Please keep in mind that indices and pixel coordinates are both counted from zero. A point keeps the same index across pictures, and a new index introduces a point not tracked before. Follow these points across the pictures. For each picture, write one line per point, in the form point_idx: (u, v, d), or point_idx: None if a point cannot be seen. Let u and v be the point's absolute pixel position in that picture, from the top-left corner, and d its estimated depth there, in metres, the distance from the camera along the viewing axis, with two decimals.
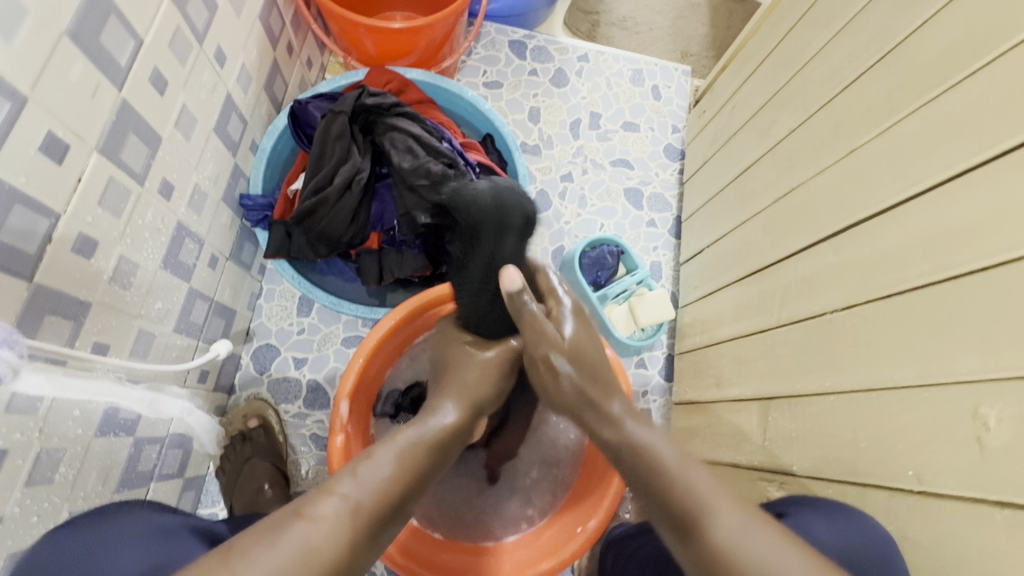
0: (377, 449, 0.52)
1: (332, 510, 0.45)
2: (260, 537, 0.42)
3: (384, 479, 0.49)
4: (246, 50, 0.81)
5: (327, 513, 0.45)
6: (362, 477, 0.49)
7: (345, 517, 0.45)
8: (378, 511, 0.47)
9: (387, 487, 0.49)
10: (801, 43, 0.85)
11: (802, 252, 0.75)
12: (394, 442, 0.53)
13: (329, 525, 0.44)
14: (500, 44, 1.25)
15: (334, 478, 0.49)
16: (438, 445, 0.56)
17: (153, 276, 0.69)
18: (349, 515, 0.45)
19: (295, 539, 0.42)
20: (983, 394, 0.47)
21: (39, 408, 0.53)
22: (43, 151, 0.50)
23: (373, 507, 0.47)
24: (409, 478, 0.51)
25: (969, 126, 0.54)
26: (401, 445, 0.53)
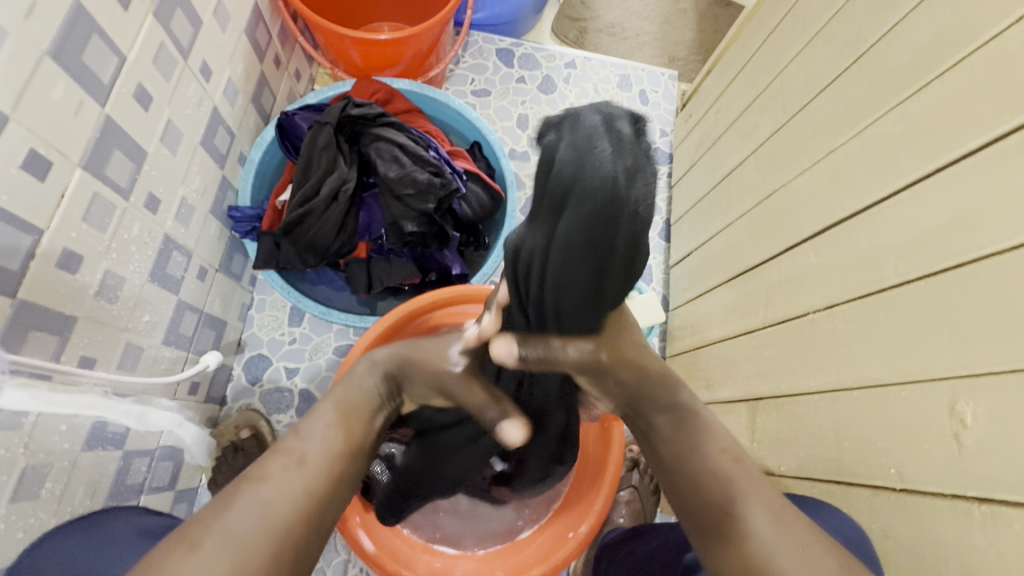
0: (321, 407, 0.58)
1: (282, 466, 0.50)
2: (214, 509, 0.46)
3: (321, 437, 0.54)
4: (232, 64, 0.82)
5: (275, 469, 0.50)
6: (305, 433, 0.54)
7: (297, 470, 0.50)
8: (325, 456, 0.53)
9: (329, 439, 0.54)
10: (780, 46, 0.87)
11: (785, 253, 0.75)
12: (332, 399, 0.59)
13: (283, 480, 0.49)
14: (488, 52, 1.26)
15: (281, 441, 0.53)
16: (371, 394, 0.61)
17: (140, 289, 0.69)
18: (299, 468, 0.50)
19: (246, 499, 0.47)
20: (959, 391, 0.47)
21: (24, 424, 0.54)
22: (24, 169, 0.50)
23: (320, 459, 0.52)
24: (350, 428, 0.56)
25: (938, 127, 0.55)
26: (339, 401, 0.59)
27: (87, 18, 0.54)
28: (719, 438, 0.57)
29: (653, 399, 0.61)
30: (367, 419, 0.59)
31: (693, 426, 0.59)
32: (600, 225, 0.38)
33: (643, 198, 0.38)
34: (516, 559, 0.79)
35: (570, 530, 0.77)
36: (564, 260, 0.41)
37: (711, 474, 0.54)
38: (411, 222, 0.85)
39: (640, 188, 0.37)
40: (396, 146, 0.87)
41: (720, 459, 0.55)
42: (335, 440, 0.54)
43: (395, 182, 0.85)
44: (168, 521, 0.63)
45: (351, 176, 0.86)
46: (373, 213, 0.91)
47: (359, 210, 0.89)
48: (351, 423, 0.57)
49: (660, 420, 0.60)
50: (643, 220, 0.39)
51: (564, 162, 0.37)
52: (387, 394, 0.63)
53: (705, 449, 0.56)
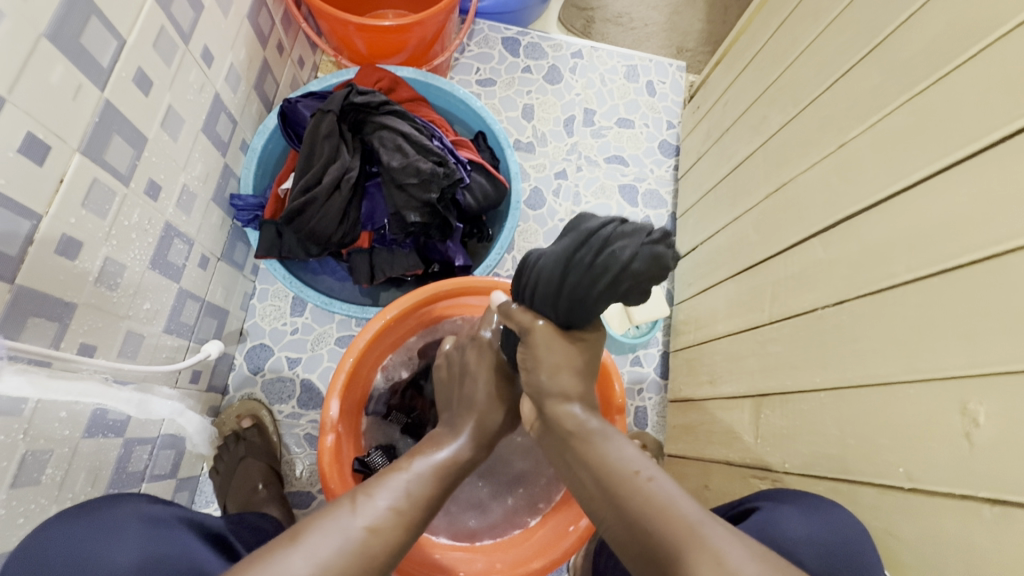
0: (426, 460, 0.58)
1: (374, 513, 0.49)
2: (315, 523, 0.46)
3: (412, 497, 0.52)
4: (233, 50, 0.81)
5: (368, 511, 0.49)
6: (392, 485, 0.53)
7: (399, 522, 0.50)
8: (421, 517, 0.52)
9: (418, 503, 0.52)
10: (792, 37, 0.85)
11: (792, 247, 0.74)
12: (435, 458, 0.59)
13: (384, 528, 0.48)
14: (493, 41, 1.25)
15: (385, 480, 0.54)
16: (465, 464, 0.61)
17: (141, 277, 0.69)
18: (399, 523, 0.50)
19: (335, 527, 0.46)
20: (971, 390, 0.46)
21: (23, 410, 0.53)
22: (22, 153, 0.50)
23: (417, 517, 0.51)
24: (444, 494, 0.56)
25: (954, 119, 0.53)
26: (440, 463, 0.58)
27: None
28: (620, 458, 0.52)
29: (555, 422, 0.58)
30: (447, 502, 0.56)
31: (587, 449, 0.54)
32: (593, 259, 0.51)
33: (632, 261, 0.50)
34: (516, 552, 0.78)
35: (571, 523, 0.76)
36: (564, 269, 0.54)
37: (625, 502, 0.48)
38: (414, 212, 0.84)
39: (632, 255, 0.50)
40: (399, 135, 0.86)
41: (631, 481, 0.50)
42: (423, 505, 0.53)
43: (398, 172, 0.84)
44: (180, 511, 0.60)
45: (353, 165, 0.85)
46: (376, 203, 0.89)
47: (362, 199, 0.88)
48: (438, 496, 0.55)
49: (567, 450, 0.56)
50: (631, 273, 0.50)
51: (603, 228, 0.52)
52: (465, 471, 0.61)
53: (614, 477, 0.50)
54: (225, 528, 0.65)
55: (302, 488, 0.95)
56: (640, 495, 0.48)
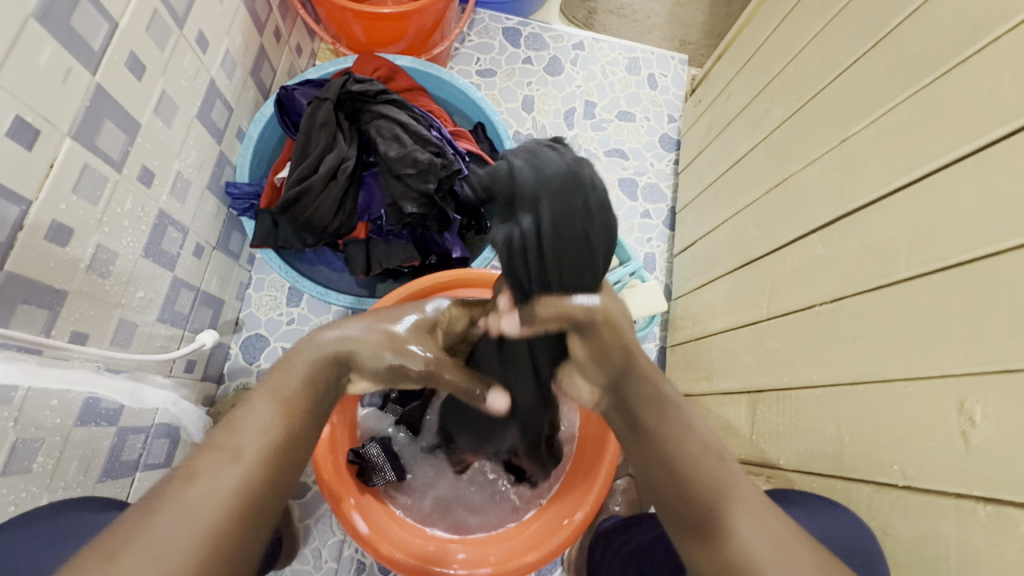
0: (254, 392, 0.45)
1: (214, 464, 0.39)
2: (138, 513, 0.36)
3: (261, 426, 0.42)
4: (229, 36, 0.80)
5: (209, 467, 0.39)
6: (242, 429, 0.42)
7: (231, 467, 0.39)
8: (271, 447, 0.42)
9: (270, 433, 0.42)
10: (796, 30, 0.84)
11: (792, 243, 0.74)
12: (270, 377, 0.47)
13: (216, 480, 0.38)
14: (494, 31, 1.23)
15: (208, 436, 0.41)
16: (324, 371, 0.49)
17: (134, 265, 0.68)
18: (234, 464, 0.39)
19: (180, 504, 0.36)
20: (968, 389, 0.46)
21: (13, 397, 0.53)
22: (10, 137, 0.49)
23: (264, 449, 0.41)
24: (297, 411, 0.45)
25: (958, 116, 0.52)
26: (280, 379, 0.47)
27: None
28: (695, 428, 0.50)
29: (633, 387, 0.53)
30: (315, 411, 0.47)
31: (659, 411, 0.52)
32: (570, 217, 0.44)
33: (595, 183, 0.44)
34: (511, 544, 0.78)
35: (566, 516, 0.76)
36: (554, 238, 0.43)
37: (690, 473, 0.47)
38: (411, 202, 0.83)
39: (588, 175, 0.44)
40: (397, 124, 0.85)
41: (703, 456, 0.48)
42: (271, 437, 0.42)
43: (395, 161, 0.83)
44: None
45: (350, 154, 0.85)
46: (373, 193, 0.88)
47: (359, 190, 0.87)
48: (299, 411, 0.45)
49: (634, 406, 0.53)
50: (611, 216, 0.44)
51: (529, 173, 0.43)
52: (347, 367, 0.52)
53: (687, 448, 0.49)
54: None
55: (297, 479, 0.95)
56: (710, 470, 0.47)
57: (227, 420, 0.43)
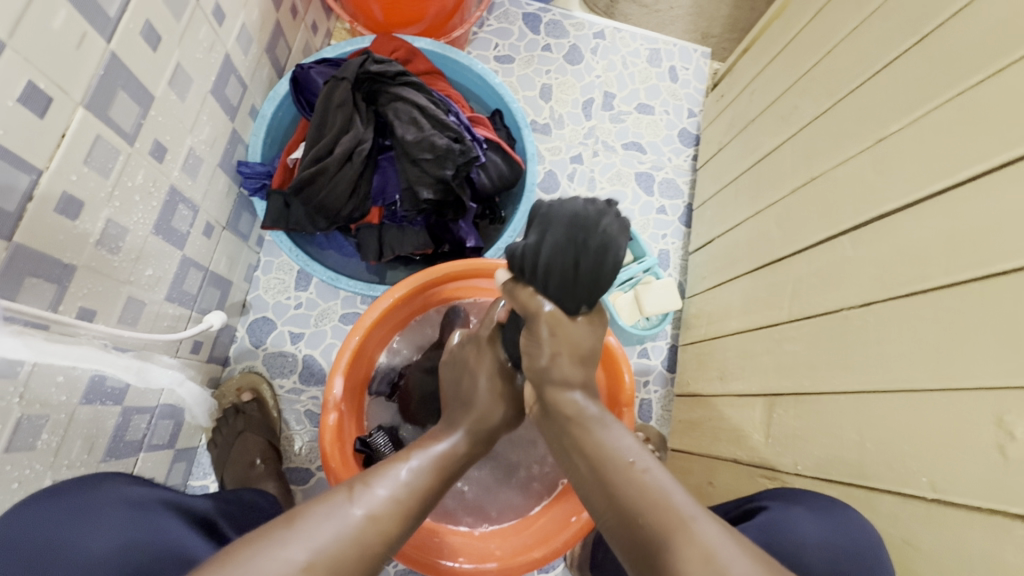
0: (425, 444, 0.56)
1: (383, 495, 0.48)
2: (318, 508, 0.45)
3: (432, 475, 0.53)
4: (246, 9, 0.77)
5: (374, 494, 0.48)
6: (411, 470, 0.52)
7: (396, 508, 0.48)
8: (423, 505, 0.51)
9: (432, 484, 0.52)
10: (830, 25, 0.81)
11: (818, 245, 0.72)
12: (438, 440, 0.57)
13: (382, 517, 0.47)
14: (514, 16, 1.20)
15: (379, 468, 0.52)
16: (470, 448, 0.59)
17: (143, 242, 0.66)
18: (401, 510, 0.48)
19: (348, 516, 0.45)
20: (1008, 402, 0.44)
21: (20, 373, 0.51)
22: (22, 103, 0.47)
23: (420, 505, 0.50)
24: (448, 480, 0.55)
25: (1011, 116, 0.50)
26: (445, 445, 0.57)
27: None
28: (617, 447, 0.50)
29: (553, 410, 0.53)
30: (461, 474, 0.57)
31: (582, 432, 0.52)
32: (590, 251, 0.43)
33: (608, 229, 0.43)
34: (519, 539, 0.77)
35: (574, 513, 0.75)
36: (551, 257, 0.45)
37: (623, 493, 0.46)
38: (427, 188, 0.81)
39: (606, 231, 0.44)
40: (415, 108, 0.83)
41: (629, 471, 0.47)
42: (430, 491, 0.52)
43: (412, 146, 0.81)
44: (161, 493, 0.57)
45: (366, 136, 0.82)
46: (387, 177, 0.85)
47: (374, 172, 0.85)
48: (451, 472, 0.56)
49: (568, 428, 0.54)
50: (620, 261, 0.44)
51: (555, 206, 0.45)
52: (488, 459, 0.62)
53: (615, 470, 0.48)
54: (214, 510, 0.62)
55: (301, 466, 0.94)
56: (636, 494, 0.46)
57: (399, 459, 0.53)
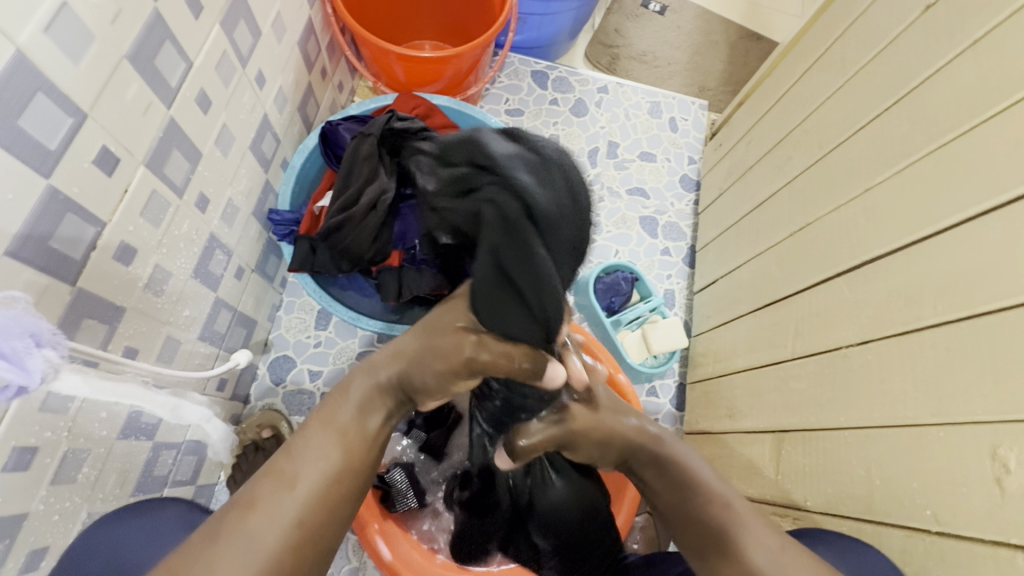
0: (311, 420, 0.53)
1: (271, 493, 0.47)
2: (203, 537, 0.45)
3: (322, 448, 0.51)
4: (283, 74, 0.85)
5: (266, 496, 0.47)
6: (300, 457, 0.50)
7: (285, 497, 0.47)
8: (320, 479, 0.49)
9: (324, 458, 0.50)
10: (817, 84, 0.88)
11: (816, 286, 0.76)
12: (325, 412, 0.54)
13: (272, 508, 0.46)
14: (523, 74, 1.30)
15: (272, 461, 0.50)
16: (371, 394, 0.54)
17: (184, 285, 0.71)
18: (291, 493, 0.48)
19: (244, 530, 0.45)
20: (1001, 435, 0.47)
21: (70, 408, 0.55)
22: (95, 164, 0.53)
23: (312, 480, 0.49)
24: (349, 441, 0.52)
25: (985, 171, 0.55)
26: (332, 414, 0.53)
27: (162, 26, 0.57)
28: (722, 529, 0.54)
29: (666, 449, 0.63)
30: (370, 422, 0.53)
31: (685, 474, 0.60)
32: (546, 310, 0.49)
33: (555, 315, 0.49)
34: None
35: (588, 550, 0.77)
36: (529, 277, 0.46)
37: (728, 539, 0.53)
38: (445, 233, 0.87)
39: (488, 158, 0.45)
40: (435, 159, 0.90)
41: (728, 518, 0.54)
42: (324, 464, 0.50)
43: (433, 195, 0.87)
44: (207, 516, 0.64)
45: (390, 187, 0.89)
46: (408, 224, 0.92)
47: (395, 220, 0.91)
48: (355, 431, 0.52)
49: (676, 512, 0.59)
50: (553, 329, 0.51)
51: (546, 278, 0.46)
52: (404, 399, 0.56)
53: (696, 490, 0.58)
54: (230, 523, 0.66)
55: None
56: (719, 520, 0.55)
57: (289, 445, 0.52)
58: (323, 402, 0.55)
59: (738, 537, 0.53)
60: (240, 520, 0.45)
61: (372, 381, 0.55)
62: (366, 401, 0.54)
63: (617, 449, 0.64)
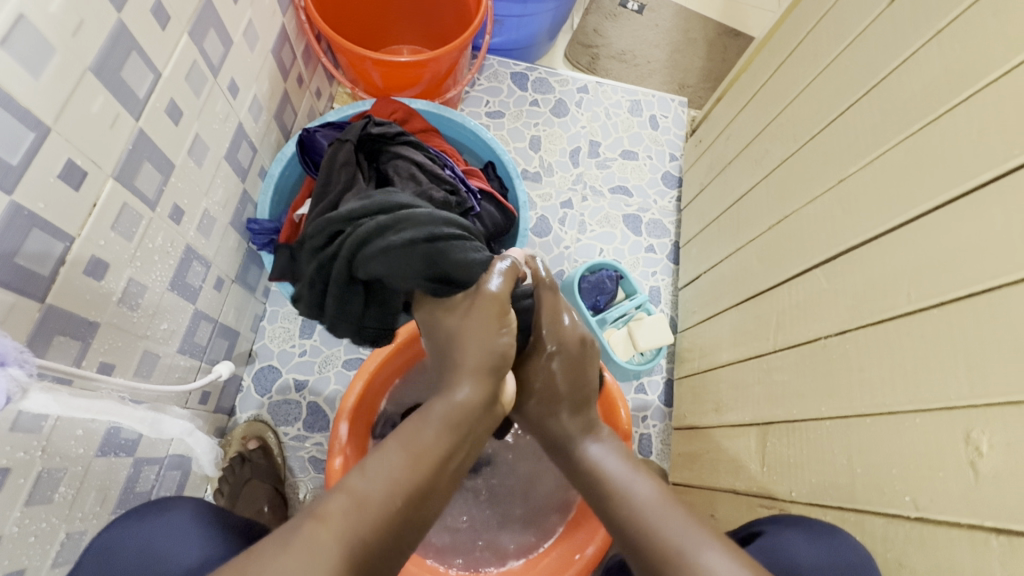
0: (388, 441, 0.54)
1: (341, 510, 0.46)
2: (273, 542, 0.43)
3: (395, 469, 0.50)
4: (258, 82, 0.85)
5: (336, 511, 0.46)
6: (372, 474, 0.50)
7: (356, 512, 0.46)
8: (390, 501, 0.48)
9: (397, 478, 0.50)
10: (791, 78, 0.89)
11: (795, 278, 0.76)
12: (403, 434, 0.54)
13: (343, 524, 0.45)
14: (503, 76, 1.30)
15: (344, 478, 0.50)
16: (450, 422, 0.56)
17: (160, 298, 0.70)
18: (360, 511, 0.46)
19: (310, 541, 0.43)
20: (975, 420, 0.47)
21: (43, 427, 0.54)
22: (61, 178, 0.52)
23: (383, 499, 0.48)
24: (424, 465, 0.52)
25: (952, 158, 0.55)
26: (408, 437, 0.54)
27: (128, 37, 0.56)
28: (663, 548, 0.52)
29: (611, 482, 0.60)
30: (442, 451, 0.54)
31: (629, 509, 0.57)
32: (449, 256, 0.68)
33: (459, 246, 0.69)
34: None
35: (577, 551, 0.76)
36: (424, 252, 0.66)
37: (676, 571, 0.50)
38: None
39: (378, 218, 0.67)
40: (413, 164, 0.90)
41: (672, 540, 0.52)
42: (395, 486, 0.49)
43: None
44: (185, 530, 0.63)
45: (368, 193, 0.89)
46: None
47: None
48: (427, 459, 0.52)
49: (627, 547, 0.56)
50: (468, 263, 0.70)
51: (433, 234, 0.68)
52: (475, 425, 0.58)
53: (641, 523, 0.55)
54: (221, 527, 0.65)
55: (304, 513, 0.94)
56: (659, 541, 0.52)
57: (361, 463, 0.51)
58: (399, 428, 0.56)
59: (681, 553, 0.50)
60: (311, 532, 0.44)
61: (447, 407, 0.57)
62: (443, 426, 0.56)
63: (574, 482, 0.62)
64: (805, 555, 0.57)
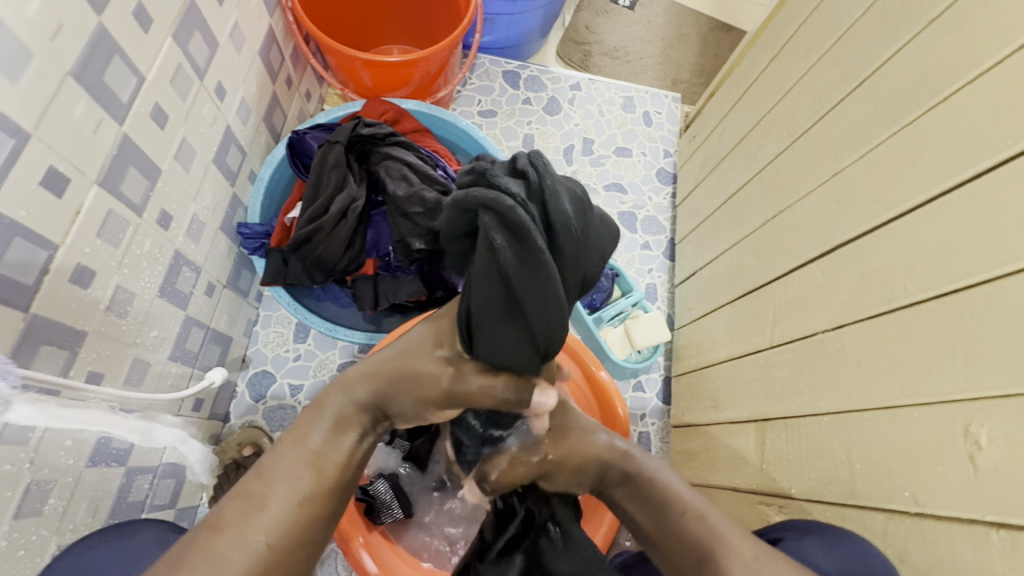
0: (286, 440, 0.54)
1: (238, 517, 0.48)
2: (170, 561, 0.45)
3: (294, 469, 0.51)
4: (245, 85, 0.84)
5: (233, 520, 0.47)
6: (272, 476, 0.50)
7: (257, 515, 0.48)
8: (295, 502, 0.49)
9: (298, 480, 0.50)
10: (783, 72, 0.89)
11: (791, 273, 0.76)
12: (305, 428, 0.54)
13: (241, 529, 0.47)
14: (494, 74, 1.29)
15: (244, 482, 0.51)
16: (351, 413, 0.55)
17: (150, 304, 0.69)
18: (260, 513, 0.48)
19: (210, 554, 0.45)
20: (974, 413, 0.47)
21: (31, 439, 0.53)
22: (43, 185, 0.51)
23: (287, 501, 0.49)
24: (324, 462, 0.52)
25: (946, 150, 0.55)
26: (310, 431, 0.54)
27: (109, 40, 0.55)
28: (695, 540, 0.54)
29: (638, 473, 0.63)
30: (349, 444, 0.54)
31: (663, 491, 0.60)
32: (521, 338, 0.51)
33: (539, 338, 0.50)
34: None
35: None
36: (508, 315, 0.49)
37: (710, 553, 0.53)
38: (418, 239, 0.86)
39: (504, 202, 0.42)
40: (404, 165, 0.89)
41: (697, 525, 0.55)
42: (297, 486, 0.50)
43: (403, 201, 0.86)
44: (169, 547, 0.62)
45: (359, 195, 0.88)
46: (381, 230, 0.91)
47: (367, 227, 0.91)
48: (328, 453, 0.53)
49: (648, 525, 0.60)
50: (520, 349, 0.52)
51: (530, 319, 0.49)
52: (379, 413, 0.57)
53: (671, 507, 0.58)
54: None
55: None
56: (695, 533, 0.55)
57: (261, 465, 0.52)
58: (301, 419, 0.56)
59: (715, 547, 0.53)
60: (208, 543, 0.46)
61: (343, 396, 0.56)
62: (342, 418, 0.55)
63: (590, 472, 0.66)
64: (804, 551, 0.57)
